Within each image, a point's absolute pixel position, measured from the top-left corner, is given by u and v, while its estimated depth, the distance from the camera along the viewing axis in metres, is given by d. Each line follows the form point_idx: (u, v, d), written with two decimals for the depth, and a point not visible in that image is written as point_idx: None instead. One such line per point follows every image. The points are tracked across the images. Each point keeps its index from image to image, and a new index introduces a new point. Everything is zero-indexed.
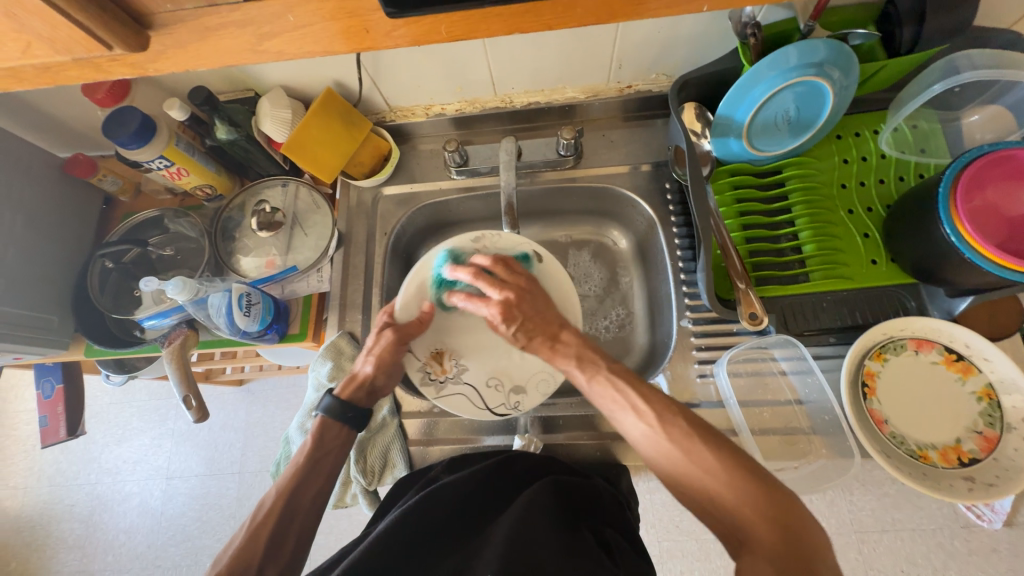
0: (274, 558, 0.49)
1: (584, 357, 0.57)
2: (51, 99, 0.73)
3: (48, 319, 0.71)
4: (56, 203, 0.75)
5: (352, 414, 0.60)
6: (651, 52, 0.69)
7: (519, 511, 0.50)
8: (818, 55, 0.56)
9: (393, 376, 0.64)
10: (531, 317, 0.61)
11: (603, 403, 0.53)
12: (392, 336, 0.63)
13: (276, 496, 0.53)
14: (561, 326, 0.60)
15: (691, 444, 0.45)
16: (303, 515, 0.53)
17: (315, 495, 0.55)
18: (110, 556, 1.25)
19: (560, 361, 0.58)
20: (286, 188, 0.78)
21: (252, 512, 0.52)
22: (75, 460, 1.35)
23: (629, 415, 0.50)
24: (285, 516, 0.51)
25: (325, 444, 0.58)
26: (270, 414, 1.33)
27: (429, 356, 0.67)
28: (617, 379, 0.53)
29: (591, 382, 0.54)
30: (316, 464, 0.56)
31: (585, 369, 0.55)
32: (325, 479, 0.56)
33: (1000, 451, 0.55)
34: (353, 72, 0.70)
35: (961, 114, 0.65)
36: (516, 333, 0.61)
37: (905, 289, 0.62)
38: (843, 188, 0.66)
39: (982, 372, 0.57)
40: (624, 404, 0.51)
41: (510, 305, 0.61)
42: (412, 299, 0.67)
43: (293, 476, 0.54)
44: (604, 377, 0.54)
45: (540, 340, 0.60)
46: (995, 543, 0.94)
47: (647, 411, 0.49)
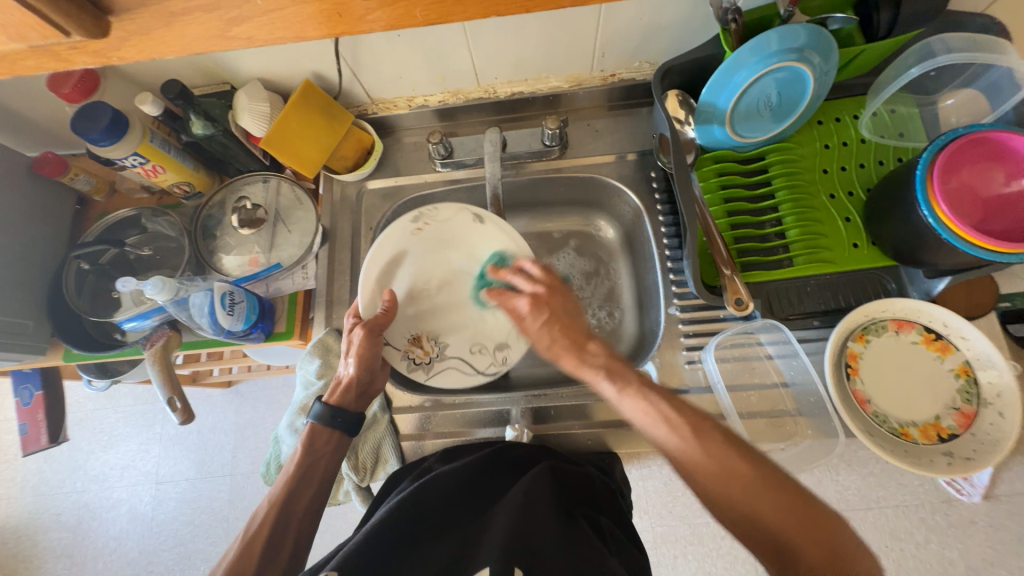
0: (270, 568, 0.51)
1: (613, 368, 0.54)
2: (16, 95, 0.70)
3: (23, 324, 0.69)
4: (26, 203, 0.73)
5: (340, 419, 0.60)
6: (634, 39, 0.69)
7: (519, 498, 0.50)
8: (798, 40, 0.56)
9: (377, 371, 0.63)
10: (559, 312, 0.59)
11: (636, 419, 0.51)
12: (364, 332, 0.61)
13: (269, 505, 0.55)
14: (589, 334, 0.58)
15: (724, 457, 0.45)
16: (298, 521, 0.55)
17: (310, 501, 0.57)
18: (100, 564, 1.23)
19: (586, 373, 0.55)
20: (267, 184, 0.77)
21: (244, 527, 0.53)
22: (60, 468, 1.32)
23: (663, 429, 0.48)
24: (277, 528, 0.53)
25: (316, 450, 0.59)
26: (261, 415, 1.31)
27: (408, 343, 0.68)
28: (649, 391, 0.51)
29: (620, 396, 0.52)
30: (308, 470, 0.58)
31: (613, 379, 0.53)
32: (316, 487, 0.58)
33: (977, 426, 0.56)
34: (332, 63, 0.69)
35: (937, 98, 0.66)
36: (540, 326, 0.59)
37: (885, 271, 0.64)
38: (825, 172, 0.67)
39: (960, 350, 0.59)
40: (658, 419, 0.49)
41: (541, 298, 0.61)
42: (375, 297, 0.66)
43: (286, 485, 0.56)
44: (636, 390, 0.52)
45: (564, 342, 0.57)
46: (974, 516, 0.97)
47: (679, 425, 0.48)
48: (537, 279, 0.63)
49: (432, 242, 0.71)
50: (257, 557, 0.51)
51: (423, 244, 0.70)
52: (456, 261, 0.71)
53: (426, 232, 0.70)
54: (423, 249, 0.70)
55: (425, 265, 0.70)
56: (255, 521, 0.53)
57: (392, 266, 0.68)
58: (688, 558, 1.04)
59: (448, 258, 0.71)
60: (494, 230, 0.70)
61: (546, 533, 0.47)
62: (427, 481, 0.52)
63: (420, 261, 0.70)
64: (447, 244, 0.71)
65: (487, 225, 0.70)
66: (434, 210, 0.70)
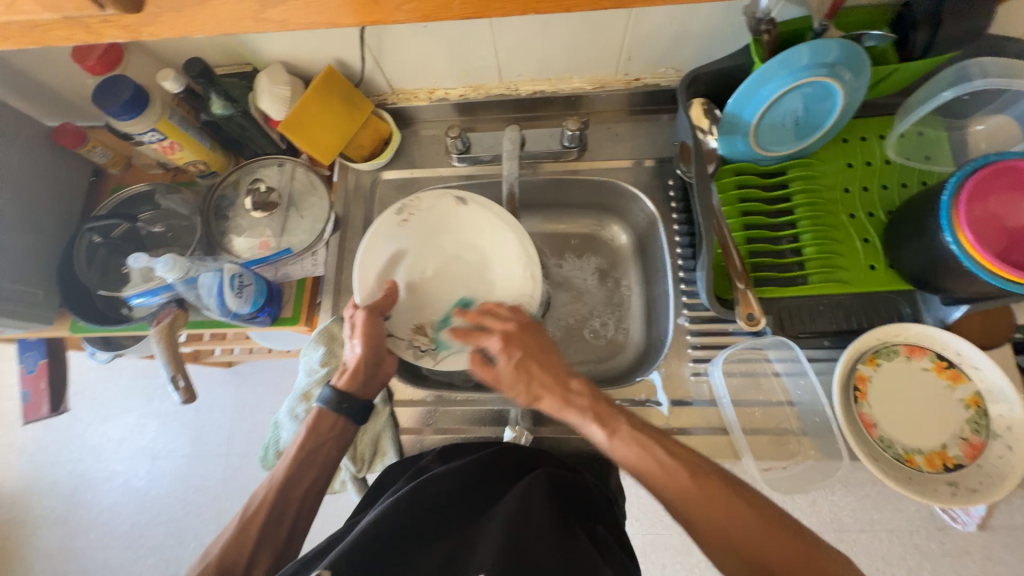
0: (267, 543, 0.54)
1: (601, 411, 0.53)
2: (38, 64, 0.70)
3: (33, 293, 0.69)
4: (41, 172, 0.73)
5: (347, 405, 0.60)
6: (662, 45, 0.68)
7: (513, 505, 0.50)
8: (830, 55, 0.55)
9: (384, 355, 0.63)
10: (531, 351, 0.58)
11: (629, 463, 0.51)
12: (366, 314, 0.61)
13: (267, 488, 0.57)
14: (571, 374, 0.57)
15: (724, 500, 0.47)
16: (296, 505, 0.57)
17: (308, 487, 0.58)
18: (93, 534, 1.24)
19: (574, 416, 0.54)
20: (282, 168, 0.77)
21: (243, 506, 0.56)
22: (58, 437, 1.33)
23: (659, 472, 0.49)
24: (275, 510, 0.55)
25: (319, 435, 0.59)
26: (260, 397, 1.32)
27: (411, 331, 0.67)
28: (642, 436, 0.51)
29: (611, 441, 0.52)
30: (310, 454, 0.59)
31: (605, 424, 0.52)
32: (316, 473, 0.59)
33: (984, 458, 0.56)
34: (355, 50, 0.68)
35: (968, 123, 0.65)
36: (515, 364, 0.57)
37: (901, 295, 0.63)
38: (846, 192, 0.66)
39: (971, 380, 0.58)
40: (651, 464, 0.49)
41: (512, 335, 0.59)
42: (375, 288, 0.65)
43: (284, 471, 0.58)
44: (628, 433, 0.52)
45: (545, 380, 0.56)
46: (968, 545, 0.97)
47: (676, 469, 0.49)
48: (505, 316, 0.61)
49: (420, 231, 0.69)
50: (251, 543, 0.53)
51: (411, 235, 0.68)
52: (449, 248, 0.70)
53: (412, 223, 0.68)
54: (414, 238, 0.69)
55: (420, 254, 0.69)
56: (254, 502, 0.56)
57: (392, 261, 0.67)
58: (676, 568, 1.04)
59: (441, 246, 0.70)
60: (479, 210, 0.69)
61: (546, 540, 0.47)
62: (420, 483, 0.52)
63: (413, 250, 0.68)
64: (436, 231, 0.69)
65: (471, 207, 0.69)
66: (416, 200, 0.68)
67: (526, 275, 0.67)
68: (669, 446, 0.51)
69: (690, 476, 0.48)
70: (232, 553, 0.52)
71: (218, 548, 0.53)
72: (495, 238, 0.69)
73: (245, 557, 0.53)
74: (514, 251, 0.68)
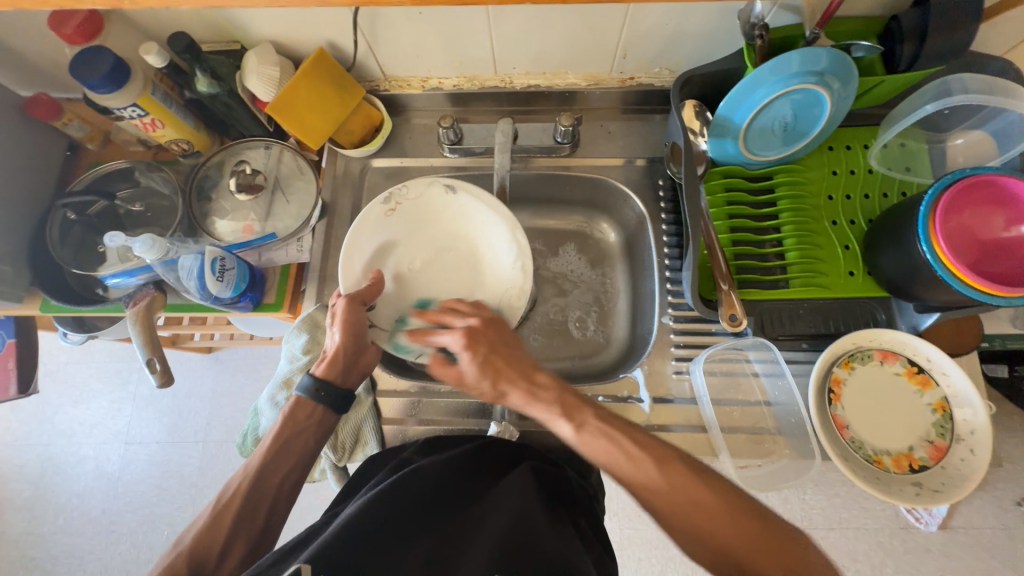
0: (241, 535, 0.53)
1: (567, 403, 0.54)
2: (12, 30, 0.67)
3: (2, 270, 0.67)
4: (12, 144, 0.70)
5: (325, 393, 0.59)
6: (657, 45, 0.68)
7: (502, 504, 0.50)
8: (820, 63, 0.57)
9: (365, 344, 0.62)
10: (496, 346, 0.58)
11: (596, 456, 0.52)
12: (347, 301, 0.60)
13: (241, 479, 0.55)
14: (537, 367, 0.57)
15: (689, 487, 0.48)
16: (272, 496, 0.56)
17: (283, 478, 0.57)
18: (61, 519, 1.21)
19: (540, 409, 0.54)
20: (269, 151, 0.75)
21: (218, 495, 0.55)
22: (26, 419, 1.29)
23: (626, 464, 0.50)
24: (250, 500, 0.54)
25: (296, 424, 0.58)
26: (240, 384, 1.30)
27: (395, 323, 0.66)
28: (609, 427, 0.52)
29: (579, 434, 0.53)
30: (286, 443, 0.58)
31: (573, 417, 0.53)
32: (292, 463, 0.57)
33: (947, 460, 0.58)
34: (348, 32, 0.67)
35: (947, 136, 0.67)
36: (480, 360, 0.56)
37: (877, 302, 0.64)
38: (830, 199, 0.67)
39: (939, 385, 0.60)
40: (619, 456, 0.50)
41: (475, 331, 0.58)
42: (361, 279, 0.65)
43: (260, 460, 0.56)
44: (595, 426, 0.52)
45: (511, 374, 0.56)
46: (930, 544, 1.01)
47: (642, 460, 0.49)
48: (467, 313, 0.60)
49: (409, 221, 0.69)
50: (222, 534, 0.52)
51: (399, 225, 0.68)
52: (440, 239, 0.70)
53: (400, 212, 0.68)
54: (402, 229, 0.69)
55: (409, 244, 0.69)
56: (228, 491, 0.55)
57: (378, 251, 0.67)
58: (651, 562, 1.06)
59: (431, 236, 0.70)
60: (468, 201, 0.69)
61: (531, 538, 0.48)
62: (401, 478, 0.51)
63: (402, 240, 0.69)
64: (426, 222, 0.70)
65: (461, 196, 0.69)
66: (404, 188, 0.68)
67: (515, 267, 0.68)
68: (637, 437, 0.51)
69: (657, 467, 0.49)
70: (204, 543, 0.51)
71: (189, 538, 0.52)
72: (486, 230, 0.69)
73: (218, 548, 0.51)
74: (504, 242, 0.68)
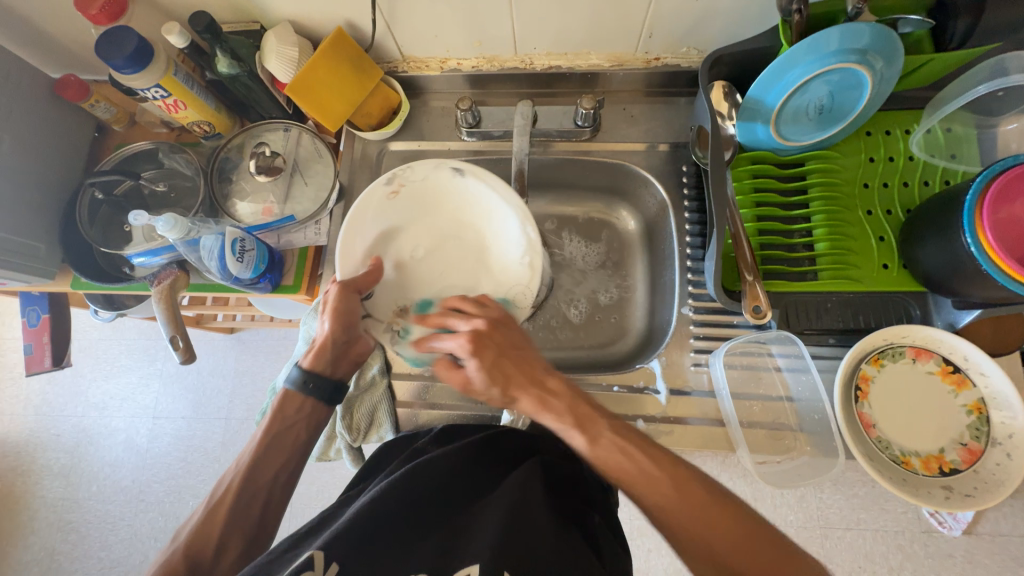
0: (236, 530, 0.54)
1: (582, 415, 0.53)
2: (43, 10, 0.68)
3: (35, 246, 0.69)
4: (44, 125, 0.71)
5: (313, 385, 0.61)
6: (686, 22, 0.65)
7: (513, 497, 0.50)
8: (862, 40, 0.53)
9: (355, 333, 0.62)
10: (502, 351, 0.55)
11: (609, 469, 0.50)
12: (338, 288, 0.59)
13: (234, 473, 0.57)
14: (546, 372, 0.55)
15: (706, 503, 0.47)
16: (266, 491, 0.57)
17: (276, 473, 0.58)
18: (94, 487, 1.27)
19: (550, 417, 0.53)
20: (288, 133, 0.75)
21: (211, 491, 0.56)
22: (62, 391, 1.35)
23: (638, 480, 0.49)
24: (244, 496, 0.55)
25: (286, 417, 0.60)
26: (260, 364, 1.33)
27: (392, 314, 0.65)
28: (623, 442, 0.50)
29: (591, 448, 0.51)
30: (278, 437, 0.59)
31: (586, 430, 0.52)
32: (287, 453, 0.59)
33: (981, 464, 0.55)
34: (367, 11, 0.66)
35: (999, 121, 0.62)
36: (486, 365, 0.53)
37: (911, 297, 0.61)
38: (866, 187, 0.64)
39: (976, 386, 0.57)
40: (634, 473, 0.49)
41: (481, 334, 0.55)
42: (358, 263, 0.63)
43: (252, 455, 0.57)
44: (610, 440, 0.51)
45: (521, 381, 0.54)
46: (953, 550, 0.97)
47: (660, 479, 0.48)
48: (472, 315, 0.57)
49: (413, 204, 0.67)
50: (224, 518, 0.54)
51: (402, 208, 0.66)
52: (444, 226, 0.69)
53: (402, 195, 0.65)
54: (404, 212, 0.66)
55: (413, 229, 0.68)
56: (222, 487, 0.56)
57: (381, 236, 0.65)
58: (661, 554, 1.06)
59: (434, 223, 0.68)
60: (477, 185, 0.65)
61: (536, 535, 0.48)
62: (413, 468, 0.51)
63: (404, 226, 0.67)
64: (430, 208, 0.68)
65: (469, 179, 0.66)
66: (408, 169, 0.65)
67: (523, 263, 0.66)
68: (651, 452, 0.50)
69: (672, 484, 0.48)
70: (199, 541, 0.52)
71: (186, 534, 0.53)
72: (493, 221, 0.67)
73: (216, 543, 0.53)
74: (515, 237, 0.66)
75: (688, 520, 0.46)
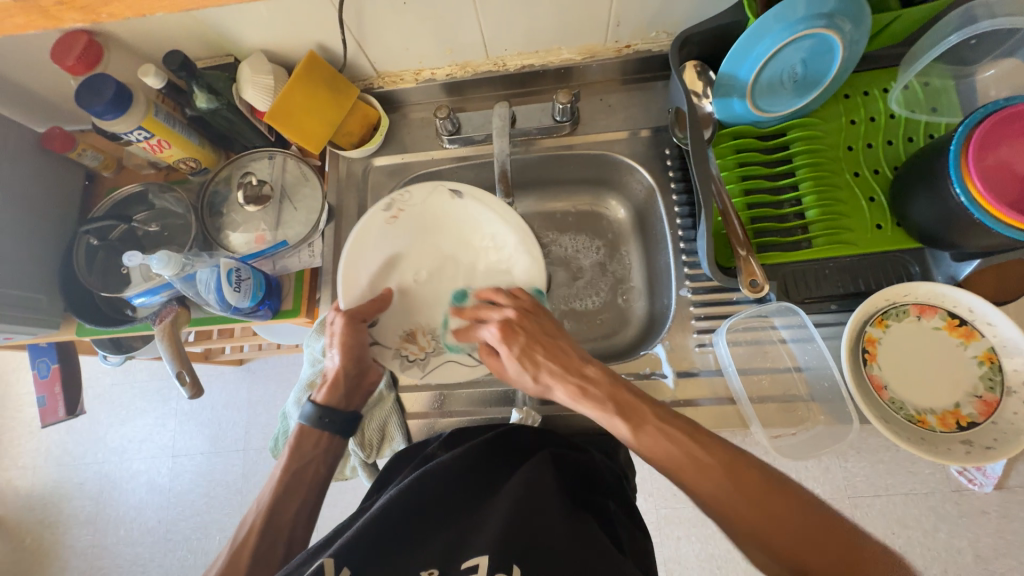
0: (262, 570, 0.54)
1: (623, 403, 0.53)
2: (23, 67, 0.70)
3: (36, 298, 0.70)
4: (34, 178, 0.73)
5: (328, 420, 0.61)
6: (651, 7, 0.65)
7: (523, 491, 0.50)
8: (828, 4, 0.53)
9: (366, 364, 0.63)
10: (533, 334, 0.59)
11: (659, 461, 0.50)
12: (344, 321, 0.62)
13: (256, 513, 0.57)
14: (585, 361, 0.57)
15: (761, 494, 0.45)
16: (287, 532, 0.57)
17: (298, 509, 0.58)
18: (121, 531, 1.28)
19: (590, 407, 0.54)
20: (273, 160, 0.76)
21: (233, 534, 0.56)
22: (81, 440, 1.36)
23: (690, 468, 0.48)
24: (266, 533, 0.55)
25: (303, 454, 0.60)
26: (272, 393, 1.33)
27: (401, 340, 0.66)
28: (669, 429, 0.50)
29: (636, 436, 0.51)
30: (296, 476, 0.59)
31: (629, 419, 0.52)
32: (305, 492, 0.59)
33: (999, 414, 0.55)
34: (337, 32, 0.66)
35: (976, 69, 0.62)
36: (518, 349, 0.58)
37: (909, 253, 0.61)
38: (850, 149, 0.63)
39: (984, 336, 0.56)
40: (682, 459, 0.48)
41: (513, 323, 0.60)
42: (362, 292, 0.65)
43: (272, 494, 0.58)
44: (654, 428, 0.51)
45: (555, 368, 0.57)
46: (986, 506, 0.96)
47: (710, 466, 0.47)
48: (504, 306, 0.63)
49: (413, 227, 0.68)
50: (248, 559, 0.54)
51: (402, 233, 0.67)
52: (446, 246, 0.69)
53: (402, 219, 0.67)
54: (406, 235, 0.68)
55: (415, 253, 0.68)
56: (243, 529, 0.56)
57: (384, 265, 0.67)
58: (691, 540, 1.05)
59: (437, 244, 0.69)
60: (475, 207, 0.67)
61: (547, 527, 0.48)
62: (423, 475, 0.51)
63: (406, 250, 0.68)
64: (431, 229, 0.69)
65: (468, 200, 0.67)
66: (406, 194, 0.66)
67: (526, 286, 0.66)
68: (707, 442, 0.49)
69: (726, 473, 0.47)
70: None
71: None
72: (497, 239, 0.68)
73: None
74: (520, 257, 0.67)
75: (736, 505, 0.45)
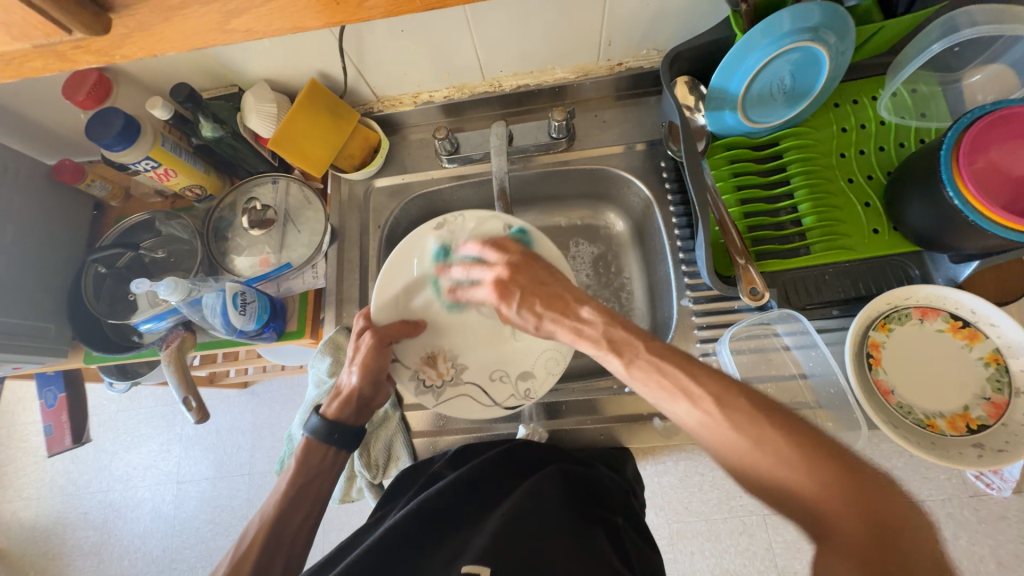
0: None
1: (618, 339, 0.49)
2: (35, 103, 0.72)
3: (45, 327, 0.71)
4: (43, 210, 0.74)
5: (338, 435, 0.60)
6: (641, 26, 0.67)
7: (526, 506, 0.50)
8: (812, 18, 0.54)
9: (382, 385, 0.62)
10: (529, 286, 0.59)
11: (649, 393, 0.45)
12: (371, 339, 0.61)
13: (259, 526, 0.54)
14: (583, 301, 0.55)
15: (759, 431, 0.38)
16: (290, 541, 0.55)
17: (301, 524, 0.56)
18: (126, 561, 1.26)
19: (588, 346, 0.52)
20: (276, 185, 0.77)
21: (235, 545, 0.54)
22: (86, 469, 1.36)
23: (681, 401, 0.42)
24: (268, 546, 0.53)
25: (308, 468, 0.59)
26: (277, 414, 1.33)
27: (421, 361, 0.65)
28: (661, 361, 0.45)
29: (627, 370, 0.47)
30: (301, 490, 0.57)
31: (621, 354, 0.48)
32: (308, 505, 0.57)
33: (1009, 416, 0.54)
34: (337, 60, 0.68)
35: (961, 75, 0.63)
36: (516, 304, 0.59)
37: (909, 257, 0.61)
38: (843, 156, 0.64)
39: (988, 338, 0.56)
40: (675, 392, 0.43)
41: (506, 280, 0.60)
42: (394, 309, 0.65)
43: (277, 506, 0.56)
44: (646, 360, 0.46)
45: (556, 313, 0.55)
46: (1005, 510, 0.94)
47: (702, 398, 0.41)
48: (497, 263, 0.62)
49: None
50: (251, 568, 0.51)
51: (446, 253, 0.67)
52: None
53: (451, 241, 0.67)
54: None
55: None
56: (246, 540, 0.54)
57: (420, 284, 0.66)
58: (706, 555, 1.03)
59: None
60: None
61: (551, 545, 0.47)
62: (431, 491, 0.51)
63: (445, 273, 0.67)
64: None
65: None
66: (461, 216, 0.67)
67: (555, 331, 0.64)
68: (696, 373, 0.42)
69: (718, 406, 0.40)
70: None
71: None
72: None
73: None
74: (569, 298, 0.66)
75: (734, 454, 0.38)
